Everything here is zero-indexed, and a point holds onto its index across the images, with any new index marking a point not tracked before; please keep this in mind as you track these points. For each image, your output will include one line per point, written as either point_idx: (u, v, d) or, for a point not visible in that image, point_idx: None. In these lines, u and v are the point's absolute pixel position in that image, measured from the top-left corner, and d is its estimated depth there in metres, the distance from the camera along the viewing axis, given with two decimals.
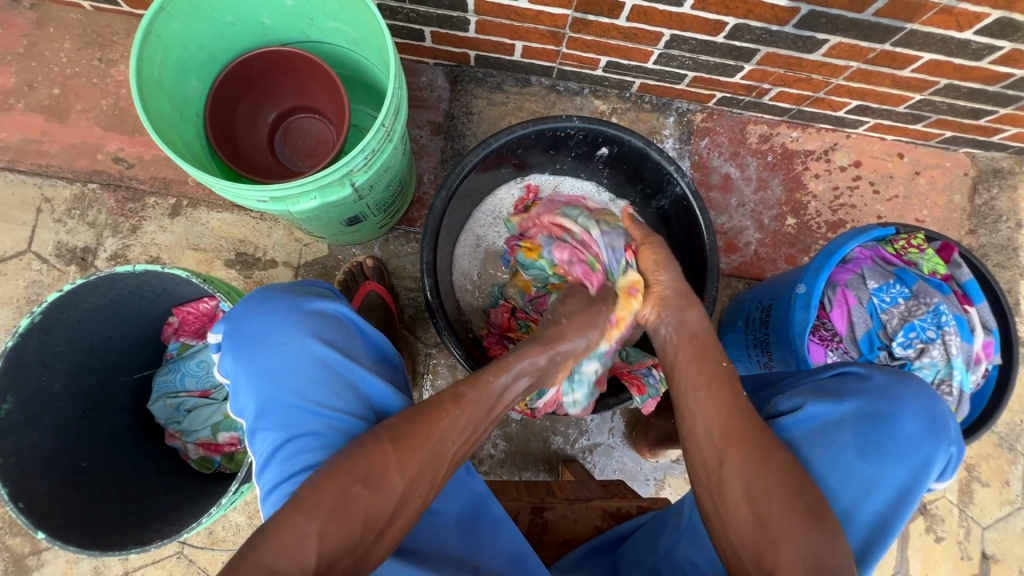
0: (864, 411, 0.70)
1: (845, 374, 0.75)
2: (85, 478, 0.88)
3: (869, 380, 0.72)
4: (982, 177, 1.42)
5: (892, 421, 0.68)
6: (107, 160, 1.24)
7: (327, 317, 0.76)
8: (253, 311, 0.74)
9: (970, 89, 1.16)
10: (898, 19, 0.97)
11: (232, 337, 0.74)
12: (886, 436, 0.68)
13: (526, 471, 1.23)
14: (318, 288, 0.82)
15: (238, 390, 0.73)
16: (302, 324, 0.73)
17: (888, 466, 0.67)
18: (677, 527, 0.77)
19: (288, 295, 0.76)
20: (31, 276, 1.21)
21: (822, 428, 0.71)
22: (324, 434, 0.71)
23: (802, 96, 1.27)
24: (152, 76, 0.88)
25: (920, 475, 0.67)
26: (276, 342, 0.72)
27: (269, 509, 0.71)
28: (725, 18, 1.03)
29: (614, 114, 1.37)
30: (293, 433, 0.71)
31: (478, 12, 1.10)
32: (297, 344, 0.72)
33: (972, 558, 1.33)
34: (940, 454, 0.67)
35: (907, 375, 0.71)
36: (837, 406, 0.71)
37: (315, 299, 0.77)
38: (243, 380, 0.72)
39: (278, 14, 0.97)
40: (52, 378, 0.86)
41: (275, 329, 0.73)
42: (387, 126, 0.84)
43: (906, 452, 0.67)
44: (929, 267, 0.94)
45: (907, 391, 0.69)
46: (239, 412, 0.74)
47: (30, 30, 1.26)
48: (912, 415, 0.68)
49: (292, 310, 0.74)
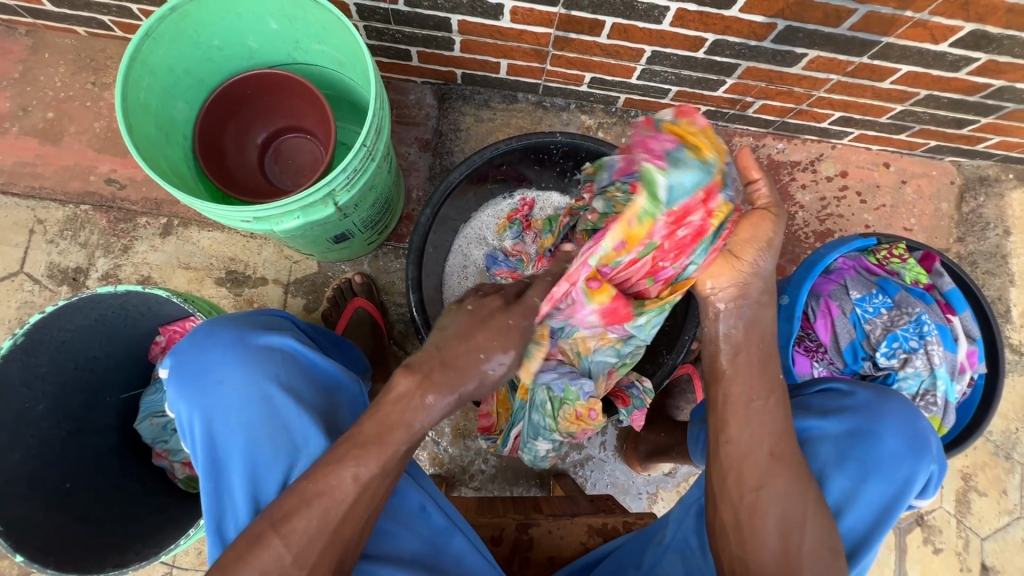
0: (848, 427, 0.74)
1: (829, 392, 0.79)
2: (68, 499, 0.88)
3: (852, 396, 0.77)
4: (968, 185, 1.42)
5: (875, 439, 0.72)
6: (99, 181, 1.26)
7: (271, 352, 0.76)
8: (195, 347, 0.75)
9: (950, 100, 1.17)
10: (873, 33, 0.99)
11: (175, 372, 0.74)
12: (868, 453, 0.71)
13: (517, 486, 1.23)
14: (268, 320, 0.82)
15: (179, 423, 0.74)
16: (241, 360, 0.73)
17: (871, 483, 0.71)
18: (662, 542, 0.79)
19: (232, 328, 0.76)
20: (23, 297, 1.22)
21: (806, 444, 0.74)
22: (258, 472, 0.71)
23: (786, 108, 1.28)
24: (137, 99, 0.89)
25: (902, 493, 0.70)
26: (214, 378, 0.73)
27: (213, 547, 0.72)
28: (703, 35, 1.05)
29: (600, 129, 1.38)
30: (228, 471, 0.71)
31: (462, 32, 1.12)
32: (234, 381, 0.72)
33: (972, 570, 1.31)
34: (920, 471, 0.71)
35: (890, 393, 0.75)
36: (822, 424, 0.75)
37: (260, 333, 0.77)
38: (182, 414, 0.73)
39: (264, 37, 0.99)
40: (36, 399, 0.86)
41: (215, 365, 0.73)
42: (369, 146, 0.85)
43: (889, 471, 0.71)
44: (910, 276, 0.94)
45: (888, 407, 0.74)
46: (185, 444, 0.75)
47: (26, 56, 1.29)
48: (892, 432, 0.72)
49: (235, 345, 0.75)
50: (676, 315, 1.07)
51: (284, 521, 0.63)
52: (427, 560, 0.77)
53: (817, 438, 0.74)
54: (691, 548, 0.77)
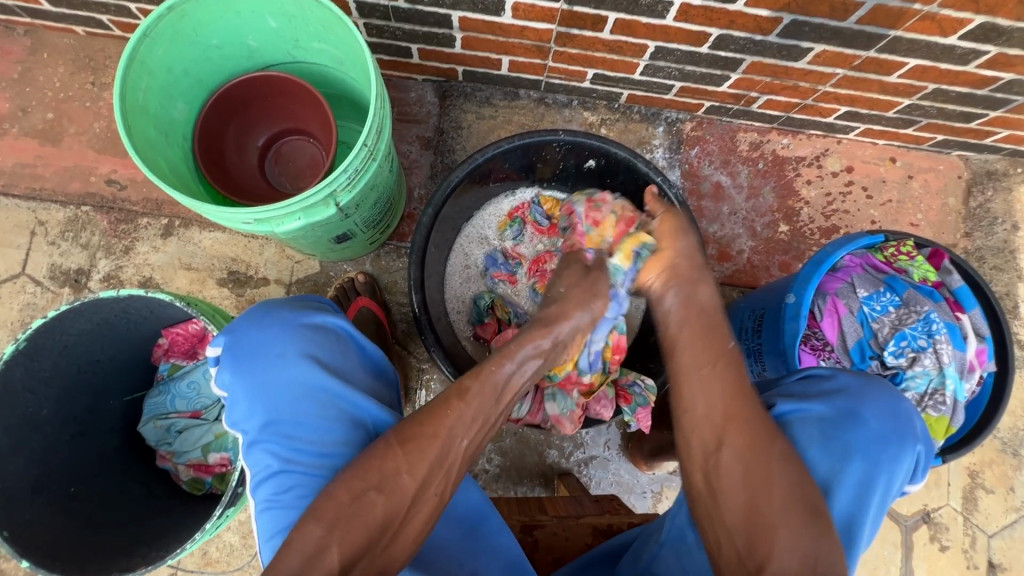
0: (829, 409, 0.70)
1: (811, 377, 0.76)
2: (73, 503, 0.88)
3: (832, 380, 0.74)
4: (976, 180, 1.41)
5: (857, 421, 0.68)
6: (100, 182, 1.25)
7: (327, 331, 0.77)
8: (253, 323, 0.75)
9: (958, 93, 1.15)
10: (881, 27, 0.97)
11: (229, 351, 0.74)
12: (851, 434, 0.68)
13: (522, 486, 1.23)
14: (316, 303, 0.83)
15: (234, 402, 0.73)
16: (301, 337, 0.74)
17: (854, 467, 0.67)
18: (659, 540, 0.76)
19: (288, 308, 0.77)
20: (26, 299, 1.21)
21: (788, 428, 0.71)
22: (320, 449, 0.71)
23: (791, 103, 1.27)
24: (136, 101, 0.89)
25: (887, 476, 0.67)
26: (274, 354, 0.72)
27: (263, 526, 0.71)
28: (708, 29, 1.03)
29: (603, 125, 1.37)
30: (287, 447, 0.71)
31: (463, 29, 1.11)
32: (295, 357, 0.72)
33: (978, 567, 1.30)
34: (904, 452, 0.67)
35: (871, 375, 0.73)
36: (802, 408, 0.71)
37: (313, 313, 0.78)
38: (240, 391, 0.72)
39: (262, 36, 0.98)
40: (39, 404, 0.86)
41: (274, 341, 0.73)
42: (370, 146, 0.85)
43: (872, 452, 0.67)
44: (919, 274, 0.93)
45: (871, 387, 0.71)
46: (233, 424, 0.74)
47: (25, 57, 1.28)
48: (874, 413, 0.69)
49: (293, 322, 0.75)
50: None
51: (414, 463, 0.67)
52: (455, 537, 0.77)
53: (798, 422, 0.70)
54: (686, 543, 0.72)
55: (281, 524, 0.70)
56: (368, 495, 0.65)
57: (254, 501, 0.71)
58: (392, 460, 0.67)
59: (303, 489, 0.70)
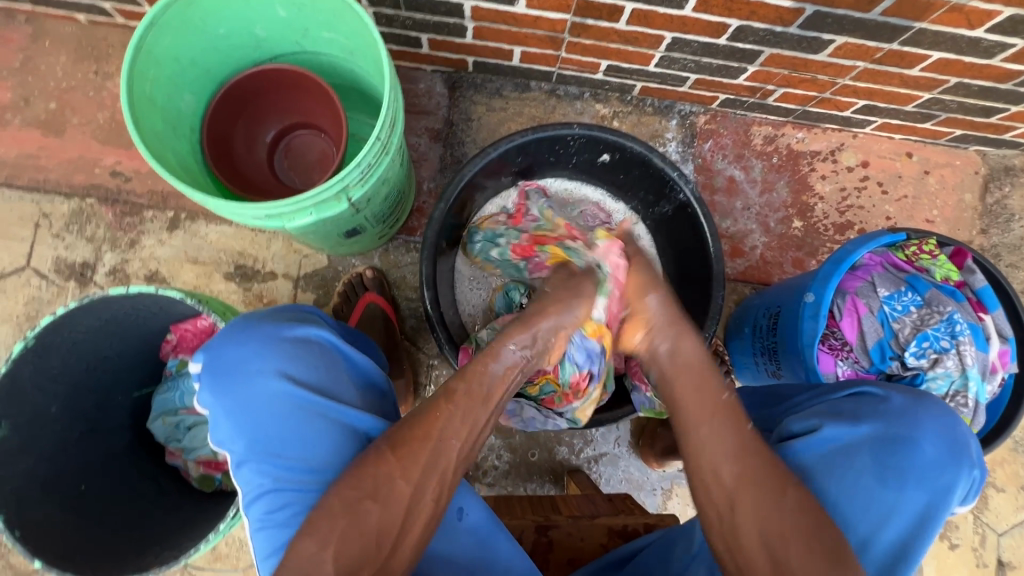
0: (885, 433, 0.69)
1: (862, 396, 0.75)
2: (83, 501, 0.88)
3: (887, 401, 0.72)
4: (993, 175, 1.38)
5: (912, 446, 0.68)
6: (104, 174, 1.23)
7: (309, 344, 0.75)
8: (230, 340, 0.73)
9: (981, 87, 1.13)
10: (906, 19, 0.95)
11: (208, 369, 0.72)
12: (907, 460, 0.67)
13: (531, 482, 1.22)
14: (299, 314, 0.81)
15: (216, 421, 0.71)
16: (282, 351, 0.73)
17: (909, 492, 0.66)
18: (688, 552, 0.76)
19: (267, 322, 0.76)
20: (31, 292, 1.20)
21: (841, 451, 0.70)
22: (308, 468, 0.70)
23: (808, 96, 1.24)
24: (143, 92, 0.86)
25: (944, 502, 0.66)
26: (255, 371, 0.71)
27: (257, 547, 0.70)
28: (728, 20, 1.01)
29: (615, 118, 1.34)
30: (274, 467, 0.70)
31: (475, 18, 1.08)
32: (275, 373, 0.71)
33: (988, 566, 1.30)
34: (961, 479, 0.66)
35: (926, 398, 0.71)
36: (855, 429, 0.70)
37: (295, 324, 0.76)
38: (218, 410, 0.71)
39: (272, 25, 0.96)
40: (49, 401, 0.85)
41: (253, 358, 0.72)
42: (383, 140, 0.82)
43: (930, 478, 0.66)
44: (941, 273, 0.92)
45: (925, 412, 0.69)
46: (217, 444, 0.72)
47: (26, 45, 1.25)
48: (931, 438, 0.68)
49: (272, 337, 0.74)
50: (698, 312, 1.06)
51: (408, 468, 0.68)
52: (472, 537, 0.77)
53: (851, 445, 0.69)
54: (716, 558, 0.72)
55: (279, 544, 0.69)
56: (362, 504, 0.66)
57: (247, 521, 0.70)
58: (387, 468, 0.67)
59: (295, 507, 0.69)
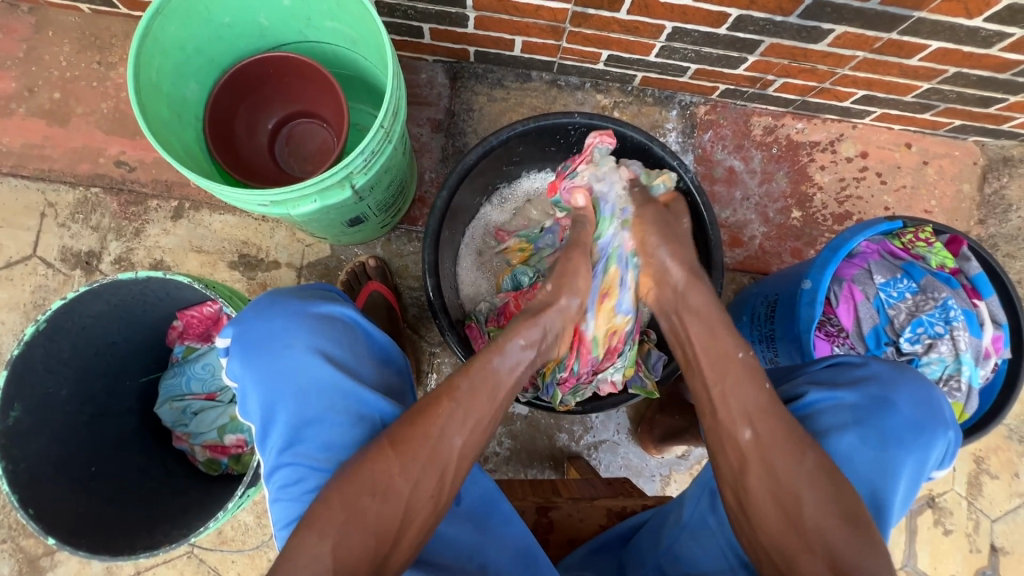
0: (863, 398, 0.71)
1: (839, 365, 0.76)
2: (94, 482, 0.90)
3: (865, 368, 0.74)
4: (991, 166, 1.39)
5: (890, 409, 0.69)
6: (108, 163, 1.24)
7: (333, 321, 0.77)
8: (259, 314, 0.76)
9: (979, 77, 1.13)
10: (905, 7, 0.95)
11: (238, 341, 0.75)
12: (885, 423, 0.69)
13: (532, 468, 1.24)
14: (324, 292, 0.83)
15: (244, 392, 0.74)
16: (308, 327, 0.75)
17: (888, 453, 0.68)
18: (678, 523, 0.78)
19: (295, 298, 0.78)
20: (37, 281, 1.22)
21: (821, 418, 0.71)
22: (329, 443, 0.71)
23: (807, 87, 1.25)
24: (149, 80, 0.88)
25: (919, 460, 0.68)
26: (283, 345, 0.73)
27: (274, 515, 0.72)
28: (727, 10, 1.01)
29: (616, 108, 1.35)
30: (295, 439, 0.72)
31: (477, 8, 1.09)
32: (302, 348, 0.73)
33: (981, 551, 1.32)
34: (936, 438, 0.68)
35: (902, 367, 0.72)
36: (835, 397, 0.71)
37: (321, 302, 0.78)
38: (247, 382, 0.74)
39: (275, 14, 0.96)
40: (59, 384, 0.87)
41: (281, 332, 0.74)
42: (386, 127, 0.83)
43: (906, 438, 0.68)
44: (936, 260, 0.94)
45: (902, 377, 0.71)
46: (246, 414, 0.75)
47: (30, 35, 1.26)
48: (908, 401, 0.69)
49: (299, 312, 0.76)
50: None
51: (406, 467, 0.67)
52: (477, 515, 0.79)
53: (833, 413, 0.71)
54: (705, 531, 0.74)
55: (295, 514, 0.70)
56: (362, 500, 0.65)
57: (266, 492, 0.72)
58: (383, 463, 0.67)
59: (310, 483, 0.70)
